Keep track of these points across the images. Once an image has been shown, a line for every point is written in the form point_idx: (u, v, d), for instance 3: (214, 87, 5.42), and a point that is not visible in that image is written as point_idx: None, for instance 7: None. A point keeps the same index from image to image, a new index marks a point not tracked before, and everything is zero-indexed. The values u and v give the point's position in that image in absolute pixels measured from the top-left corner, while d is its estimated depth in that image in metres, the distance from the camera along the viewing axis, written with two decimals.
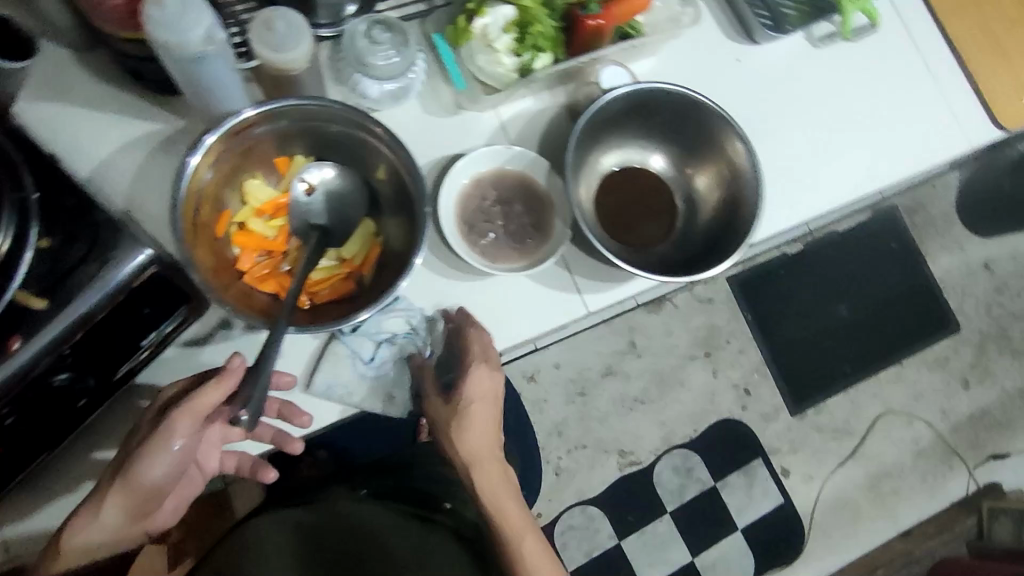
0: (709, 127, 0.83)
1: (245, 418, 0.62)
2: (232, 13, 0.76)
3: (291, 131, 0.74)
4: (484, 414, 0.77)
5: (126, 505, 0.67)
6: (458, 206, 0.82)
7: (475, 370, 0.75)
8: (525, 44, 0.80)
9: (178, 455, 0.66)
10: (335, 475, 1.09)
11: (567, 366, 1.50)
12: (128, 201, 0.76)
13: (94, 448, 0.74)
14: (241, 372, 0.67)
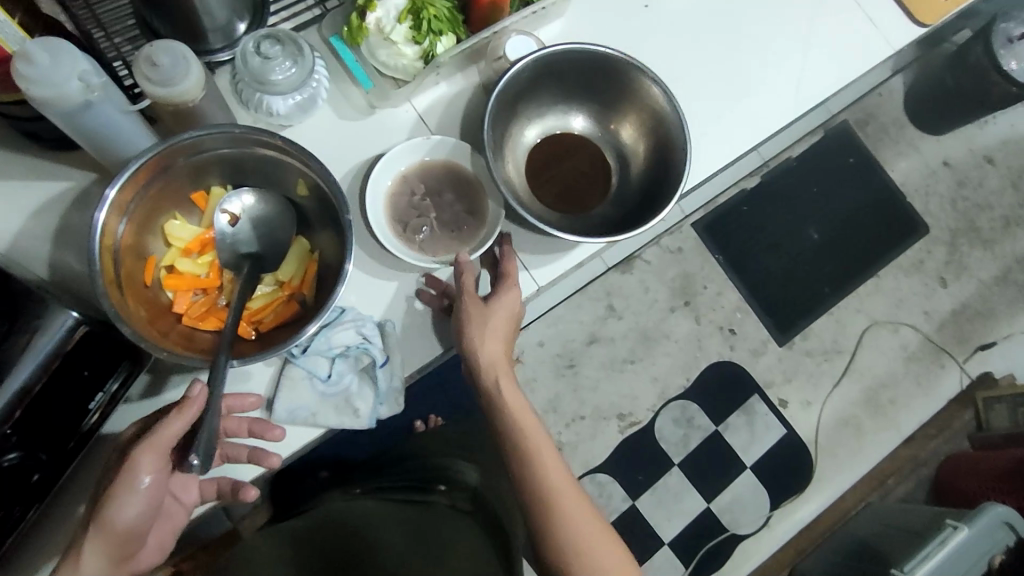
0: (624, 80, 0.82)
1: (195, 464, 0.60)
2: (116, 46, 0.77)
3: (201, 165, 0.72)
4: (508, 330, 0.77)
5: (107, 552, 0.64)
6: (388, 207, 0.81)
7: (510, 285, 0.76)
8: (423, 30, 0.78)
9: (148, 492, 0.64)
10: (337, 490, 1.09)
11: (551, 342, 1.50)
12: (53, 265, 0.74)
13: (65, 521, 0.72)
14: (203, 400, 0.63)
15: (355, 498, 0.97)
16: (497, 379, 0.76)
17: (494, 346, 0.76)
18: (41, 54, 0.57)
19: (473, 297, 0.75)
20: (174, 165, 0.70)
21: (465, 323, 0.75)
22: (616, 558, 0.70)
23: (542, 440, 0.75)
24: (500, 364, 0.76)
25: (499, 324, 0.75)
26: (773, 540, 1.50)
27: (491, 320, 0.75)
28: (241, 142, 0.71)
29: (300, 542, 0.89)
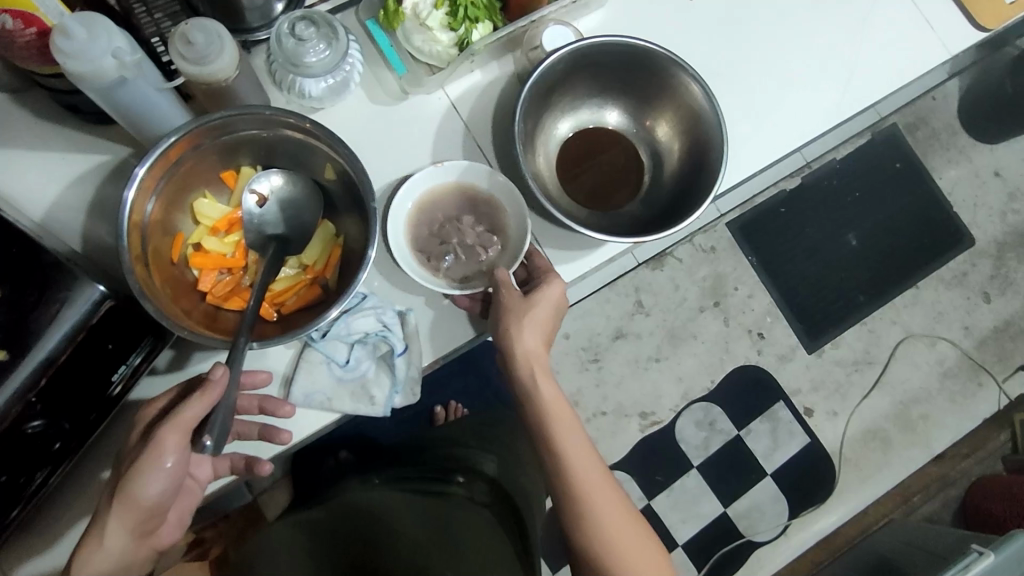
0: (662, 77, 0.80)
1: (207, 444, 0.62)
2: (152, 20, 0.71)
3: (231, 145, 0.72)
4: (551, 319, 0.77)
5: (129, 529, 0.65)
6: (410, 237, 0.79)
7: (552, 278, 0.76)
8: (459, 17, 0.76)
9: (171, 472, 0.64)
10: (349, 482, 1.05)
11: (576, 336, 1.48)
12: (87, 238, 0.75)
13: (87, 487, 0.73)
14: (227, 382, 0.63)
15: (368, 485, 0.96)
16: (535, 376, 0.76)
17: (534, 338, 0.75)
18: (78, 29, 0.57)
19: (513, 293, 0.74)
20: (205, 144, 0.70)
21: (506, 315, 0.74)
22: (644, 553, 0.71)
23: (574, 437, 0.75)
24: (537, 356, 0.76)
25: (539, 319, 0.75)
26: (789, 550, 1.47)
27: (532, 313, 0.74)
28: (271, 123, 0.71)
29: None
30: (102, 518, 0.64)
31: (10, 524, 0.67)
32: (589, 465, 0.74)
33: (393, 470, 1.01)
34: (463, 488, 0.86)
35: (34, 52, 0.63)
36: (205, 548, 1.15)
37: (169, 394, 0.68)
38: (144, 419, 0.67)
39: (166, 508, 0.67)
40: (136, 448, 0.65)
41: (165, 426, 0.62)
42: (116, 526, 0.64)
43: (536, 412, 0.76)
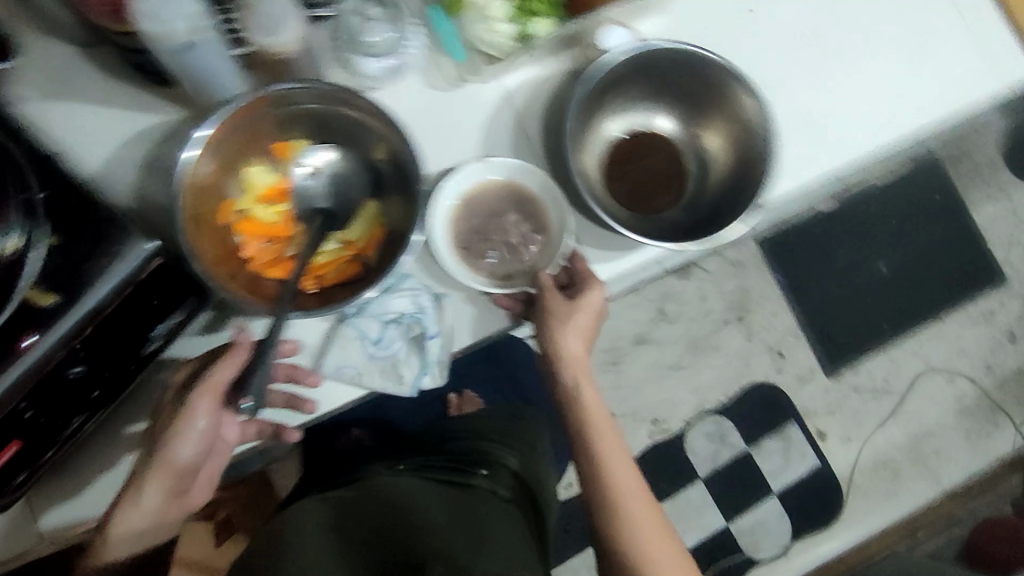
0: (716, 87, 0.80)
1: (245, 405, 0.64)
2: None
3: (287, 117, 0.74)
4: (591, 325, 0.80)
5: (163, 486, 0.71)
6: (451, 232, 0.80)
7: (594, 283, 0.79)
8: (523, 11, 0.80)
9: (203, 434, 0.70)
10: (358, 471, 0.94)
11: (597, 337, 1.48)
12: (138, 194, 0.77)
13: (120, 430, 0.75)
14: (250, 346, 0.68)
15: (376, 479, 0.85)
16: (577, 379, 0.81)
17: (575, 343, 0.80)
18: None
19: (558, 298, 0.78)
20: (263, 114, 0.71)
21: (549, 318, 0.78)
22: (671, 555, 0.74)
23: (611, 442, 0.79)
24: (578, 359, 0.81)
25: (581, 323, 0.79)
26: (789, 570, 1.47)
27: (575, 318, 0.78)
28: (330, 98, 0.72)
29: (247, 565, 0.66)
30: (138, 478, 0.69)
31: (41, 464, 0.69)
32: (624, 469, 0.78)
33: (407, 462, 0.92)
34: (487, 480, 0.85)
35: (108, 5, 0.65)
36: (213, 510, 1.19)
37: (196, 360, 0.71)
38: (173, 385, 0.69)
39: (198, 466, 0.73)
40: (167, 414, 0.69)
41: (196, 393, 0.67)
42: (156, 485, 0.70)
43: (578, 411, 0.81)
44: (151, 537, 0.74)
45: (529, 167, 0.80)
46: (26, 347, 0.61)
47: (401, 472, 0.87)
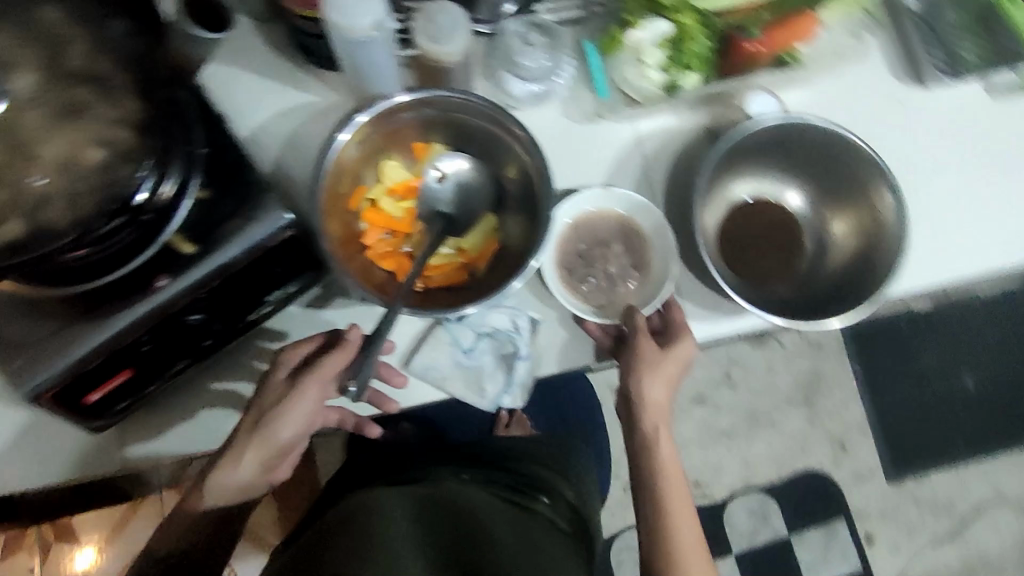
0: (854, 172, 0.80)
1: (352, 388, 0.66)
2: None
3: (433, 121, 0.77)
4: (676, 375, 0.80)
5: (262, 457, 0.72)
6: (559, 251, 0.81)
7: (686, 334, 0.78)
8: (677, 62, 0.80)
9: (309, 411, 0.72)
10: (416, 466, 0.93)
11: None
12: (277, 164, 0.82)
13: (210, 382, 0.79)
14: (359, 343, 0.71)
15: (438, 480, 0.84)
16: (658, 426, 0.81)
17: (658, 391, 0.79)
18: None
19: (651, 344, 0.77)
20: (412, 114, 0.75)
21: (637, 364, 0.77)
22: None
23: (680, 493, 0.81)
24: (659, 406, 0.81)
25: (669, 373, 0.78)
26: None
27: (663, 365, 0.77)
28: (479, 112, 0.75)
29: (322, 533, 0.66)
30: (237, 447, 0.71)
31: (142, 394, 0.73)
32: (690, 524, 0.79)
33: (467, 470, 0.91)
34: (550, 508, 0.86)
35: None
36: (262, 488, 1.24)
37: (315, 341, 0.73)
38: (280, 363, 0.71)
39: (295, 444, 0.75)
40: (273, 391, 0.71)
41: (308, 378, 0.70)
42: (255, 456, 0.71)
43: (651, 466, 0.81)
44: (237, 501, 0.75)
45: (649, 206, 0.80)
46: (158, 287, 0.66)
47: (464, 479, 0.86)
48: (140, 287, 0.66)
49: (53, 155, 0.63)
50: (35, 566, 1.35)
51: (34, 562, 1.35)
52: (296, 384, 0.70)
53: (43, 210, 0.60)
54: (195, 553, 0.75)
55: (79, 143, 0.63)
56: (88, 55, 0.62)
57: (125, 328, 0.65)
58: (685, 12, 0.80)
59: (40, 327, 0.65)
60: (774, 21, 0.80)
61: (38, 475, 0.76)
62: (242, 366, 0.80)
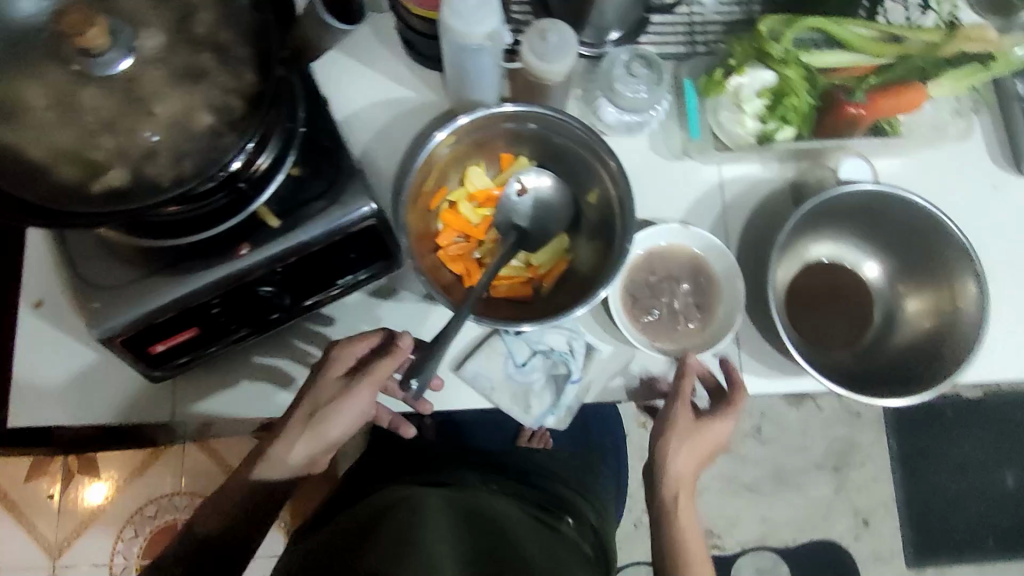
0: (944, 255, 0.78)
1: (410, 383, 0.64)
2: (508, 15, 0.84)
3: (524, 135, 0.78)
4: (707, 453, 0.78)
5: (311, 450, 0.73)
6: (627, 279, 0.81)
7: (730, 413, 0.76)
8: (775, 113, 0.79)
9: (361, 412, 0.72)
10: (445, 463, 0.93)
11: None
12: (365, 151, 0.84)
13: (255, 353, 0.80)
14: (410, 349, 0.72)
15: (466, 484, 0.84)
16: (679, 498, 0.78)
17: (687, 464, 0.77)
18: None
19: (686, 415, 0.76)
20: (506, 125, 0.77)
21: (668, 432, 0.76)
22: None
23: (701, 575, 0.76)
24: (685, 480, 0.78)
25: (700, 446, 0.77)
26: None
27: (695, 438, 0.76)
28: (570, 135, 0.75)
29: (364, 522, 0.67)
30: (286, 436, 0.72)
31: (203, 353, 0.75)
32: None
33: (493, 479, 0.90)
34: (574, 530, 0.86)
35: None
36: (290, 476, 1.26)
37: (374, 339, 0.72)
38: (334, 360, 0.71)
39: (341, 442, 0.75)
40: (326, 387, 0.71)
41: (365, 381, 0.71)
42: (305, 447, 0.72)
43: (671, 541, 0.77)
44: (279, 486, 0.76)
45: (723, 250, 0.79)
46: (240, 255, 0.67)
47: (491, 489, 0.85)
48: (222, 252, 0.67)
49: (165, 110, 0.62)
50: (54, 493, 1.31)
51: (53, 490, 1.31)
52: (352, 385, 0.71)
53: (148, 163, 0.60)
54: (231, 536, 0.75)
55: (193, 107, 0.62)
56: (213, 24, 0.63)
57: (201, 289, 0.67)
58: (791, 65, 0.78)
59: (122, 274, 0.67)
60: (880, 86, 0.79)
61: (90, 412, 0.78)
62: (298, 344, 0.81)
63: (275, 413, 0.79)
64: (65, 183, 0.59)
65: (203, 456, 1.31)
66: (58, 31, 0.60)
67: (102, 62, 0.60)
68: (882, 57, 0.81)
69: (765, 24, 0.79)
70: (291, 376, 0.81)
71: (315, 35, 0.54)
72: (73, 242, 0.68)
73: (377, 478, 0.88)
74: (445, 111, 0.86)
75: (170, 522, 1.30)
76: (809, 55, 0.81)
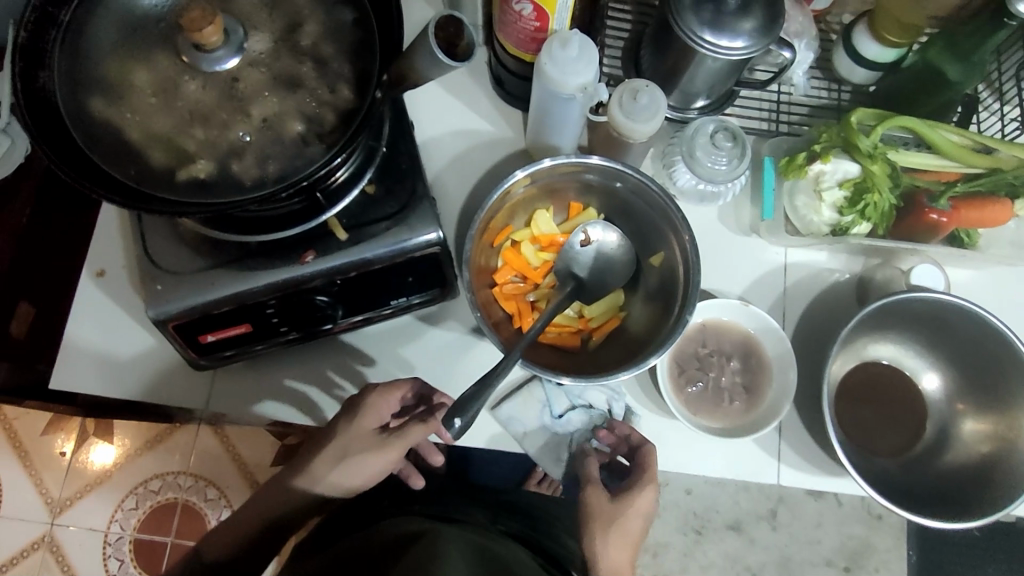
0: (1012, 382, 0.76)
1: (457, 423, 0.60)
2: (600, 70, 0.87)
3: (596, 186, 0.78)
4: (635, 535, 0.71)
5: (339, 486, 0.72)
6: (677, 347, 0.80)
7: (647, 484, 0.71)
8: (854, 207, 0.78)
9: (393, 458, 0.71)
10: (456, 495, 0.89)
11: (697, 497, 1.32)
12: (437, 177, 0.85)
13: (287, 374, 0.80)
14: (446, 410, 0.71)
15: (477, 523, 0.80)
16: None
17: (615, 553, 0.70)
18: (574, 47, 0.67)
19: (599, 491, 0.71)
20: (582, 176, 0.77)
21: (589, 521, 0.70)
22: None
23: None
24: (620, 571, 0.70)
25: (627, 531, 0.70)
26: None
27: (619, 523, 0.70)
28: (644, 195, 0.75)
29: (380, 554, 0.66)
30: (308, 475, 0.72)
31: (247, 349, 0.76)
32: None
33: (502, 519, 0.86)
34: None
35: (526, 38, 0.75)
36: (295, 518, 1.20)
37: (406, 389, 0.71)
38: (369, 408, 0.70)
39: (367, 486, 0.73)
40: (360, 434, 0.70)
41: (397, 440, 0.70)
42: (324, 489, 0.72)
43: None
44: (299, 515, 0.74)
45: (780, 335, 0.78)
46: (304, 261, 0.67)
47: (500, 531, 0.81)
48: (287, 256, 0.68)
49: (261, 111, 0.61)
50: (66, 450, 1.32)
51: (66, 447, 1.33)
52: (384, 441, 0.70)
53: (235, 160, 0.60)
54: (238, 567, 0.74)
55: (287, 113, 0.62)
56: (318, 37, 0.64)
57: (260, 288, 0.67)
58: (877, 160, 0.77)
59: (189, 261, 0.68)
60: (965, 195, 0.79)
61: (127, 385, 0.79)
62: (338, 357, 0.81)
63: (305, 417, 0.80)
64: (154, 166, 0.60)
65: (214, 440, 1.32)
66: (174, 21, 0.62)
67: (211, 57, 0.60)
68: (972, 167, 0.80)
69: (857, 116, 0.79)
70: (326, 383, 0.81)
71: (421, 67, 0.55)
72: (147, 221, 0.70)
73: (383, 510, 0.84)
74: (519, 148, 0.87)
75: (171, 500, 1.30)
76: (894, 153, 0.79)
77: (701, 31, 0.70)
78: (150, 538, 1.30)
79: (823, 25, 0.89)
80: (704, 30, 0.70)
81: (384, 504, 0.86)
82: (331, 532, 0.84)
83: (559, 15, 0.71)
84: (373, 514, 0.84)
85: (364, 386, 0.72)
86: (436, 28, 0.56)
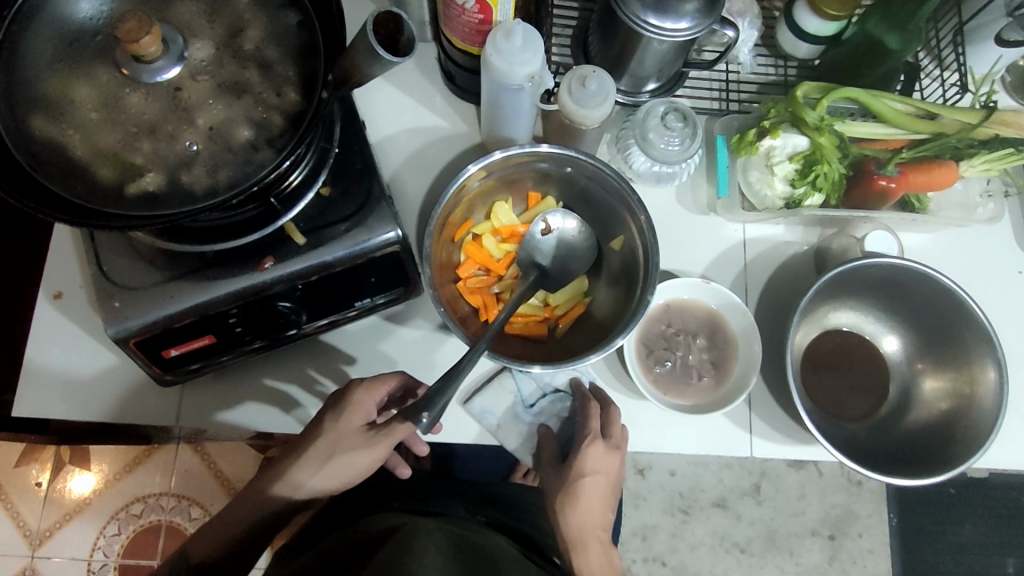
0: (968, 339, 0.78)
1: (426, 418, 0.61)
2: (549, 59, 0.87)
3: (553, 176, 0.78)
4: (601, 497, 0.75)
5: (322, 486, 0.71)
6: (642, 329, 0.80)
7: (590, 441, 0.73)
8: (806, 179, 0.79)
9: (372, 457, 0.70)
10: (435, 490, 0.89)
11: (682, 478, 1.34)
12: (396, 175, 0.85)
13: (259, 375, 0.80)
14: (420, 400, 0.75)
15: (459, 517, 0.80)
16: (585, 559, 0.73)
17: (576, 518, 0.73)
18: (518, 38, 0.67)
19: (552, 460, 0.76)
20: (538, 165, 0.77)
21: (547, 489, 0.76)
22: None
23: None
24: (595, 533, 0.74)
25: (577, 493, 0.73)
26: None
27: (570, 489, 0.73)
28: (601, 181, 0.76)
29: (363, 553, 0.65)
30: (292, 476, 0.71)
31: (211, 360, 0.75)
32: None
33: (482, 511, 0.86)
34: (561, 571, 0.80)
35: (471, 30, 0.75)
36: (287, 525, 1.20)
37: (388, 386, 0.72)
38: (356, 405, 0.70)
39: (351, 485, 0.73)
40: (343, 433, 0.70)
41: (384, 438, 0.69)
42: (307, 494, 0.72)
43: None
44: (276, 518, 0.73)
45: (744, 308, 0.79)
46: (263, 268, 0.67)
47: (482, 523, 0.81)
48: (246, 263, 0.67)
49: (207, 120, 0.60)
50: (42, 481, 1.30)
51: (42, 478, 1.30)
52: (372, 438, 0.69)
53: (185, 172, 0.60)
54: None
55: (234, 120, 0.61)
56: (260, 41, 0.63)
57: (221, 297, 0.66)
58: (825, 132, 0.78)
59: (147, 275, 0.67)
60: (912, 160, 0.80)
61: (98, 408, 0.78)
62: (310, 362, 0.81)
63: (281, 425, 0.79)
64: (103, 182, 0.59)
65: (195, 457, 1.31)
66: (111, 35, 0.61)
67: (151, 68, 0.58)
68: (917, 133, 0.82)
69: (802, 90, 0.80)
70: (301, 387, 0.80)
71: (363, 65, 0.54)
72: (101, 239, 0.68)
73: (367, 507, 0.84)
74: (476, 143, 0.87)
75: (155, 522, 1.28)
76: (842, 123, 0.81)
77: (644, 15, 0.71)
78: (136, 562, 1.28)
79: (765, 3, 0.90)
80: (648, 13, 0.71)
81: (363, 505, 0.85)
82: (315, 534, 0.83)
83: (503, 6, 0.71)
84: (356, 513, 0.83)
85: (345, 384, 0.72)
86: (376, 24, 0.56)
